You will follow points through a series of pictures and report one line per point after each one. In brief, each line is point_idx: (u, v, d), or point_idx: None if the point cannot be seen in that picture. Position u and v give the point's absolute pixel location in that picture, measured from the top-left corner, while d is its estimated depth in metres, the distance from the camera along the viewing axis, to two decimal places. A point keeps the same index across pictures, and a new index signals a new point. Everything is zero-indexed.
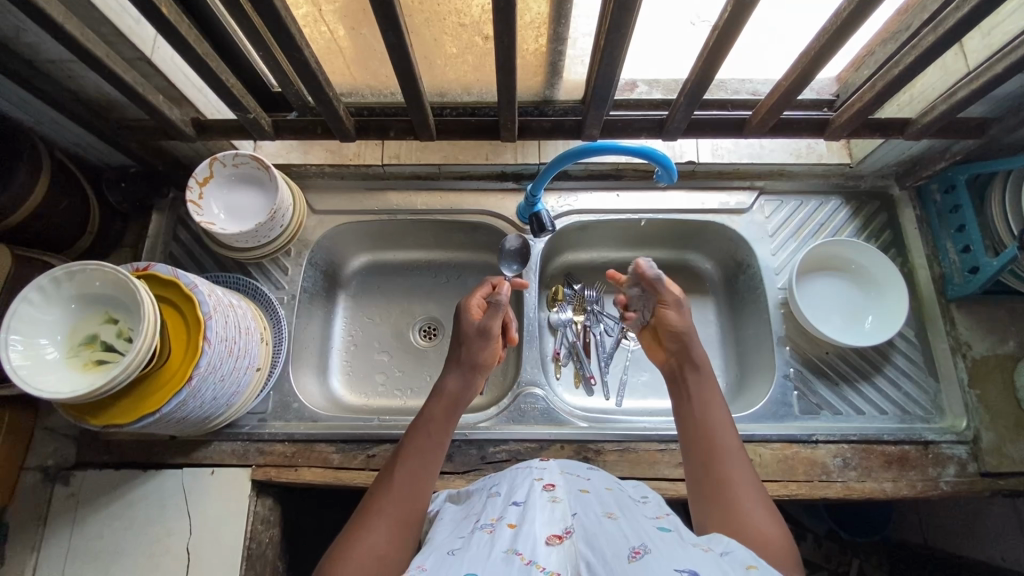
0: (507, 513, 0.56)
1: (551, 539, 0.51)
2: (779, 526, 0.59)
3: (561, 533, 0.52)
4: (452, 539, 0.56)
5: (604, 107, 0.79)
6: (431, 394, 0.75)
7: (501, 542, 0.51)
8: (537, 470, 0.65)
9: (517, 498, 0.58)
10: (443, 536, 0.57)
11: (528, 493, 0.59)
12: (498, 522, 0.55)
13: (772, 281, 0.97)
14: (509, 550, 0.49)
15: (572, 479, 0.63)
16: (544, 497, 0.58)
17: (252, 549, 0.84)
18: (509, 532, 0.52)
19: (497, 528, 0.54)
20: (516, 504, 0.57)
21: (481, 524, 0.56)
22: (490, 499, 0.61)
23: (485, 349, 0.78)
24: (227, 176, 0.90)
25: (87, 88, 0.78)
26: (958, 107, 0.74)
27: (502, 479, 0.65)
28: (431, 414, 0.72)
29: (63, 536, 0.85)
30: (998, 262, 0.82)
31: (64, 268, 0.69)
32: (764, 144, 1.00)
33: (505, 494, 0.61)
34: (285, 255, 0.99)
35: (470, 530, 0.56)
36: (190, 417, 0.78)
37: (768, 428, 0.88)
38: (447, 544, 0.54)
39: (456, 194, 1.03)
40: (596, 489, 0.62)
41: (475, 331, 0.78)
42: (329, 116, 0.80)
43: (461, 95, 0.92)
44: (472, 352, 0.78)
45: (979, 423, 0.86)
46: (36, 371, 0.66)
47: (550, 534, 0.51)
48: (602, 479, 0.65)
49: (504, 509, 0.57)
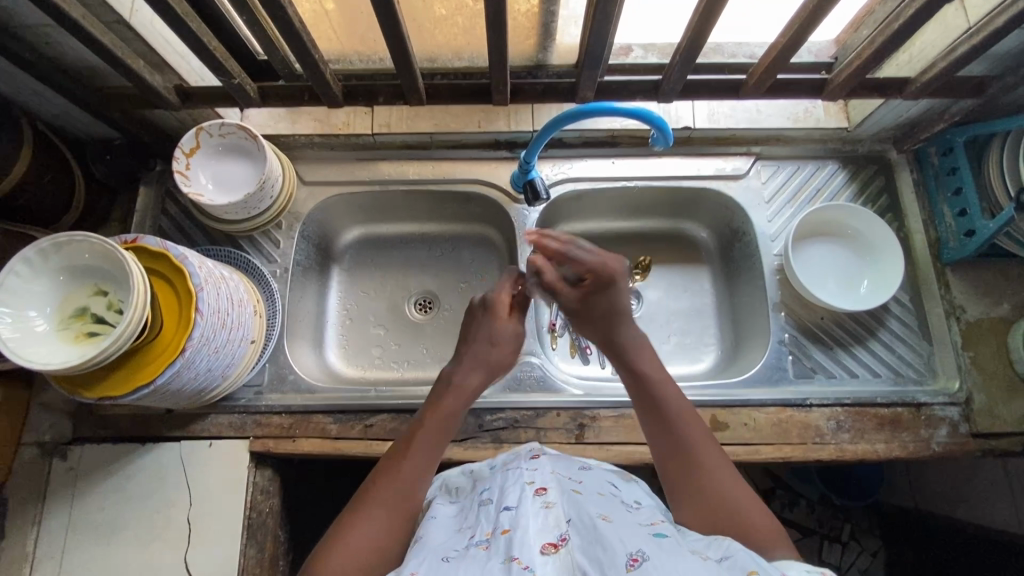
0: (501, 521, 0.58)
1: (546, 548, 0.53)
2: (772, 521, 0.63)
3: (557, 541, 0.54)
4: (448, 547, 0.58)
5: (598, 67, 0.77)
6: (448, 385, 0.75)
7: (497, 552, 0.53)
8: (528, 472, 0.66)
9: (509, 503, 0.60)
10: (438, 542, 0.59)
11: (520, 497, 0.61)
12: (493, 534, 0.57)
13: (768, 247, 0.97)
14: (506, 560, 0.52)
15: (563, 480, 0.66)
16: (537, 502, 0.60)
17: (253, 519, 0.85)
18: (504, 539, 0.55)
19: (491, 539, 0.56)
20: (509, 509, 0.59)
21: (476, 537, 0.58)
22: (484, 504, 0.63)
23: (512, 351, 0.81)
24: (214, 146, 0.88)
25: (65, 54, 0.75)
26: (958, 65, 0.73)
27: (494, 483, 0.66)
28: (451, 408, 0.72)
29: (64, 508, 0.85)
30: (994, 224, 0.82)
31: (50, 240, 0.67)
32: (761, 109, 0.98)
33: (498, 499, 0.62)
34: (276, 227, 0.98)
35: (466, 543, 0.58)
36: (185, 389, 0.78)
37: (763, 393, 0.89)
38: (443, 551, 0.57)
39: (449, 164, 1.01)
40: (588, 490, 0.64)
41: (508, 333, 0.80)
42: (316, 81, 0.78)
43: (452, 60, 0.89)
44: (504, 355, 0.80)
45: (971, 384, 0.87)
46: (25, 344, 0.65)
47: (545, 542, 0.54)
48: (594, 481, 0.67)
49: (497, 515, 0.59)
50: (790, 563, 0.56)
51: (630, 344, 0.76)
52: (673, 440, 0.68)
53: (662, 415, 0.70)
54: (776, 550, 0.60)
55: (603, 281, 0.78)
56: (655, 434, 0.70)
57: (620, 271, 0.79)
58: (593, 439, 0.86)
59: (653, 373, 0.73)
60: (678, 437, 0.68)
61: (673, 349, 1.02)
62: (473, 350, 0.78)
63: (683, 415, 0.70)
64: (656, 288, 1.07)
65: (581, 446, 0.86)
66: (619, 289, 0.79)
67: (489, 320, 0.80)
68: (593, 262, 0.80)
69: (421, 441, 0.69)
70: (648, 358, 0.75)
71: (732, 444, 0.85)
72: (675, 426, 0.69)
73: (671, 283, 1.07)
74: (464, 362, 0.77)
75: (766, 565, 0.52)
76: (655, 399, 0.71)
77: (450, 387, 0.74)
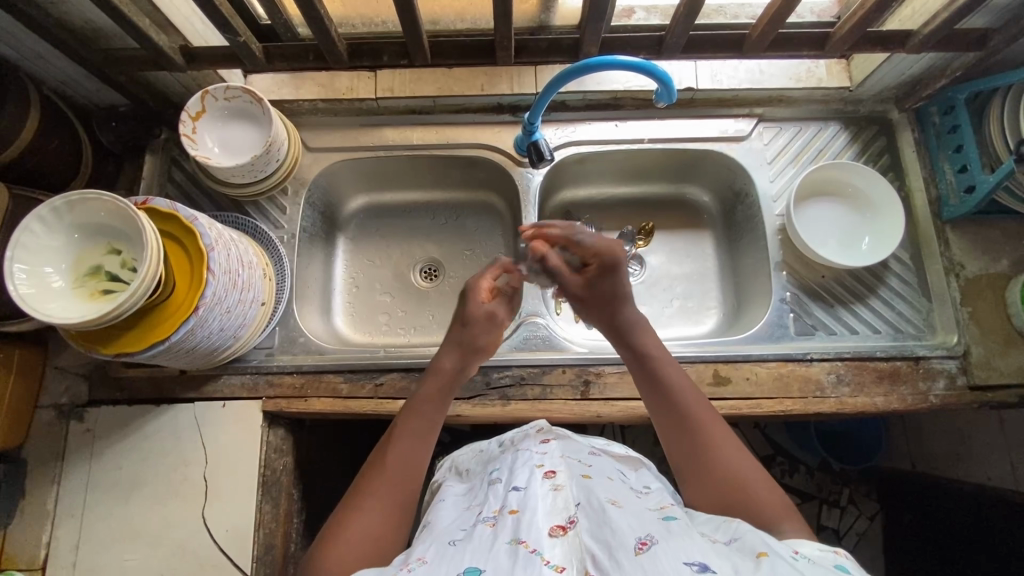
0: (508, 502, 0.61)
1: (554, 531, 0.55)
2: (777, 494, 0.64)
3: (565, 524, 0.55)
4: (455, 529, 0.62)
5: (601, 21, 0.77)
6: (428, 372, 0.77)
7: (504, 533, 0.55)
8: (538, 456, 0.69)
9: (517, 485, 0.63)
10: (447, 525, 0.63)
11: (528, 480, 0.64)
12: (500, 513, 0.59)
13: (770, 208, 0.98)
14: (513, 540, 0.53)
15: (573, 464, 0.68)
16: (546, 485, 0.62)
17: (267, 476, 0.87)
18: (512, 519, 0.57)
19: (499, 519, 0.58)
20: (516, 490, 0.62)
21: (483, 515, 0.61)
22: (493, 487, 0.66)
23: (489, 333, 0.80)
24: (220, 110, 0.89)
25: (72, 15, 0.76)
26: (960, 14, 0.73)
27: (503, 464, 0.71)
28: (431, 392, 0.75)
29: (82, 468, 0.87)
30: (994, 178, 0.83)
31: (64, 198, 0.68)
32: (763, 69, 0.98)
33: (506, 481, 0.66)
34: (282, 193, 0.99)
35: (473, 523, 0.61)
36: (199, 348, 0.80)
37: (765, 349, 0.90)
38: (451, 534, 0.60)
39: (452, 129, 1.02)
40: (597, 475, 0.66)
41: (482, 315, 0.80)
42: (321, 39, 0.78)
43: (455, 22, 0.89)
44: (480, 337, 0.79)
45: (969, 338, 0.89)
46: (42, 299, 0.67)
47: (553, 525, 0.55)
48: (603, 467, 0.69)
49: (505, 497, 0.62)
50: (802, 541, 0.56)
51: (630, 327, 0.78)
52: (673, 409, 0.71)
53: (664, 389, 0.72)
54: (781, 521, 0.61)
55: (606, 265, 0.79)
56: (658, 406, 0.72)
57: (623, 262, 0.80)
58: (598, 395, 0.88)
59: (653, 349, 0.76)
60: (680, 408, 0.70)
61: (676, 312, 1.04)
62: (457, 333, 0.79)
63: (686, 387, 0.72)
64: (658, 253, 1.08)
65: (587, 402, 0.88)
66: (620, 275, 0.80)
67: (463, 307, 0.81)
68: (598, 246, 0.80)
69: (409, 426, 0.71)
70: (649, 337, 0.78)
71: (733, 398, 0.87)
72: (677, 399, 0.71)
73: (673, 247, 1.09)
74: (440, 349, 0.79)
75: (777, 544, 0.52)
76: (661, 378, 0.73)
77: (429, 372, 0.77)
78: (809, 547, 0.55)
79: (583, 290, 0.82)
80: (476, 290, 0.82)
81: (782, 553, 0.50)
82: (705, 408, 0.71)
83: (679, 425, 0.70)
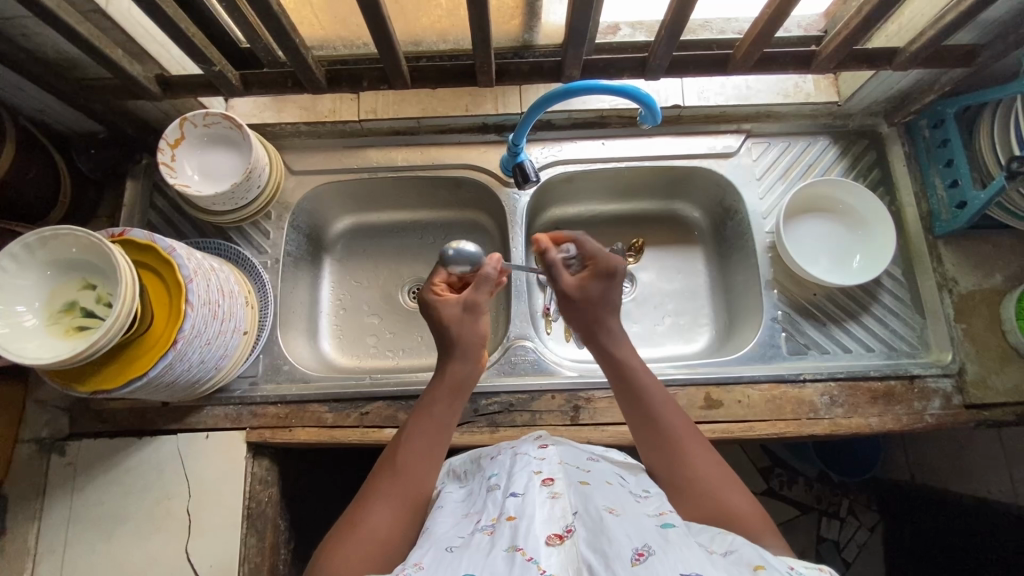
0: (506, 508, 0.57)
1: (551, 539, 0.52)
2: (755, 506, 0.63)
3: (562, 533, 0.53)
4: (453, 536, 0.58)
5: (582, 45, 0.76)
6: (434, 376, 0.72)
7: (501, 540, 0.52)
8: (535, 461, 0.66)
9: (515, 490, 0.60)
10: (442, 531, 0.59)
11: (526, 486, 0.60)
12: (497, 520, 0.56)
13: (760, 225, 0.97)
14: (510, 548, 0.51)
15: (572, 472, 0.65)
16: (544, 492, 0.59)
17: (252, 508, 0.86)
18: (509, 527, 0.54)
19: (496, 527, 0.55)
20: (514, 496, 0.59)
21: (481, 524, 0.58)
22: (490, 492, 0.63)
23: (474, 327, 0.73)
24: (200, 137, 0.87)
25: (45, 46, 0.75)
26: (946, 32, 0.72)
27: (501, 469, 0.67)
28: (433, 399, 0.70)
29: (64, 503, 0.86)
30: (985, 194, 0.81)
31: (36, 234, 0.67)
32: (751, 85, 0.97)
33: (504, 486, 0.62)
34: (266, 218, 0.97)
35: (471, 530, 0.57)
36: (179, 381, 0.78)
37: (757, 369, 0.89)
38: (447, 541, 0.56)
39: (437, 149, 1.01)
40: (596, 481, 0.63)
41: (462, 309, 0.73)
42: (299, 66, 0.77)
43: (437, 43, 0.88)
44: (465, 330, 0.72)
45: (964, 356, 0.87)
46: (14, 338, 0.65)
47: (550, 534, 0.53)
48: (603, 472, 0.67)
49: (503, 503, 0.59)
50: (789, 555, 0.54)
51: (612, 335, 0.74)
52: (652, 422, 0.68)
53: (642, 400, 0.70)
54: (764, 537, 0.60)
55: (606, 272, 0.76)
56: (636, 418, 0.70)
57: (620, 272, 0.76)
58: (589, 420, 0.87)
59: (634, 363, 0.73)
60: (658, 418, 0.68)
61: (668, 330, 1.02)
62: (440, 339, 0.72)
63: (664, 400, 0.70)
64: (648, 270, 1.07)
65: (576, 427, 0.86)
66: (616, 286, 0.76)
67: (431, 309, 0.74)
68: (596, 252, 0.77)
69: (418, 428, 0.68)
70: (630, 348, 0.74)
71: (726, 421, 0.85)
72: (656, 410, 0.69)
73: (664, 264, 1.07)
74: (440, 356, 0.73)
75: (771, 558, 0.51)
76: (640, 389, 0.70)
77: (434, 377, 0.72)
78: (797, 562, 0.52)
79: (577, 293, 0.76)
80: (429, 294, 0.75)
81: (779, 569, 0.49)
82: (683, 422, 0.69)
83: (654, 435, 0.68)
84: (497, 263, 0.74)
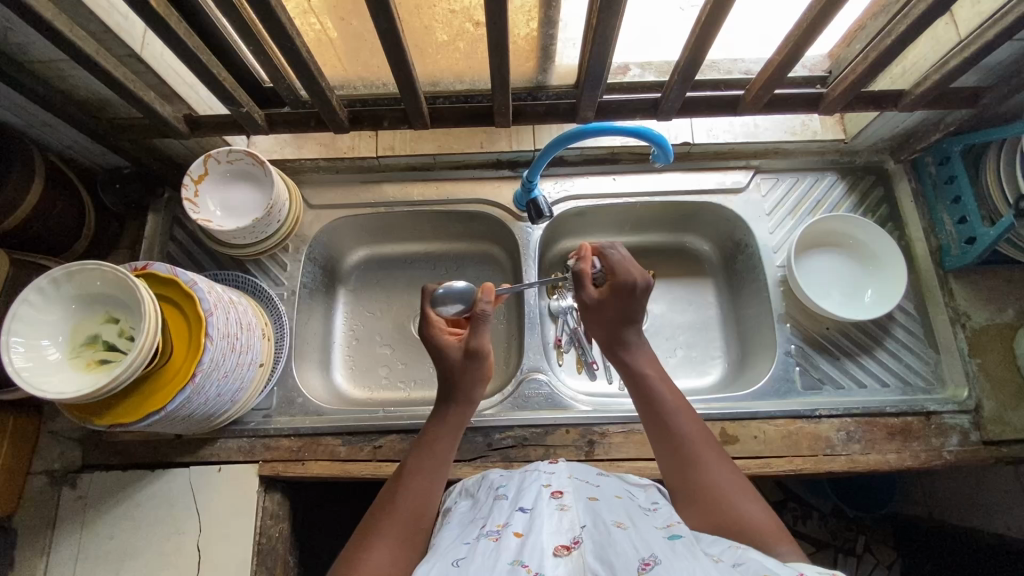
0: (513, 520, 0.57)
1: (559, 550, 0.52)
2: (768, 512, 0.61)
3: (569, 544, 0.52)
4: (458, 547, 0.57)
5: (597, 88, 0.79)
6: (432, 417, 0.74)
7: (508, 551, 0.52)
8: (545, 475, 0.65)
9: (524, 505, 0.59)
10: (449, 544, 0.58)
11: (535, 500, 0.60)
12: (504, 530, 0.56)
13: (771, 259, 0.98)
14: (515, 561, 0.50)
15: (581, 486, 0.64)
16: (552, 505, 0.58)
17: (263, 544, 0.85)
18: (516, 541, 0.53)
19: (502, 536, 0.55)
20: (522, 510, 0.58)
21: (487, 531, 0.57)
22: (498, 504, 0.63)
23: (473, 377, 0.73)
24: (222, 172, 0.89)
25: (80, 88, 0.78)
26: (950, 77, 0.74)
27: (510, 482, 0.67)
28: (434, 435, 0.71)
29: (73, 538, 0.85)
30: (994, 232, 0.82)
31: (64, 268, 0.68)
32: (758, 123, 1.00)
33: (512, 499, 0.62)
34: (283, 251, 0.99)
35: (476, 538, 0.57)
36: (195, 414, 0.78)
37: (771, 405, 0.89)
38: (453, 552, 0.55)
39: (452, 184, 1.03)
40: (605, 496, 0.63)
41: (463, 356, 0.73)
42: (323, 106, 0.80)
43: (454, 83, 0.91)
44: (463, 378, 0.73)
45: (980, 392, 0.87)
46: (39, 372, 0.66)
47: (557, 544, 0.52)
48: (611, 487, 0.66)
49: (510, 515, 0.58)
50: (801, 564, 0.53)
51: (630, 345, 0.76)
52: (672, 431, 0.68)
53: (656, 410, 0.70)
54: (779, 544, 0.58)
55: (627, 286, 0.77)
56: (653, 426, 0.70)
57: (641, 286, 0.77)
58: (604, 455, 0.86)
59: (652, 372, 0.74)
60: (672, 425, 0.69)
61: (680, 362, 1.02)
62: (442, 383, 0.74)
63: (676, 400, 0.71)
64: (659, 302, 1.07)
65: (591, 462, 0.86)
66: (636, 299, 0.77)
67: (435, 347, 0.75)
68: (621, 267, 0.78)
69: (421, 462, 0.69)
70: (650, 357, 0.76)
71: (743, 458, 0.85)
72: (671, 420, 0.69)
73: (675, 296, 1.08)
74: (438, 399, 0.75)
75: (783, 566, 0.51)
76: (652, 390, 0.72)
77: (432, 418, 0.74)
78: (809, 568, 0.52)
79: (595, 304, 0.79)
80: (436, 328, 0.76)
81: None
82: (698, 429, 0.69)
83: (669, 440, 0.68)
84: (491, 296, 0.74)
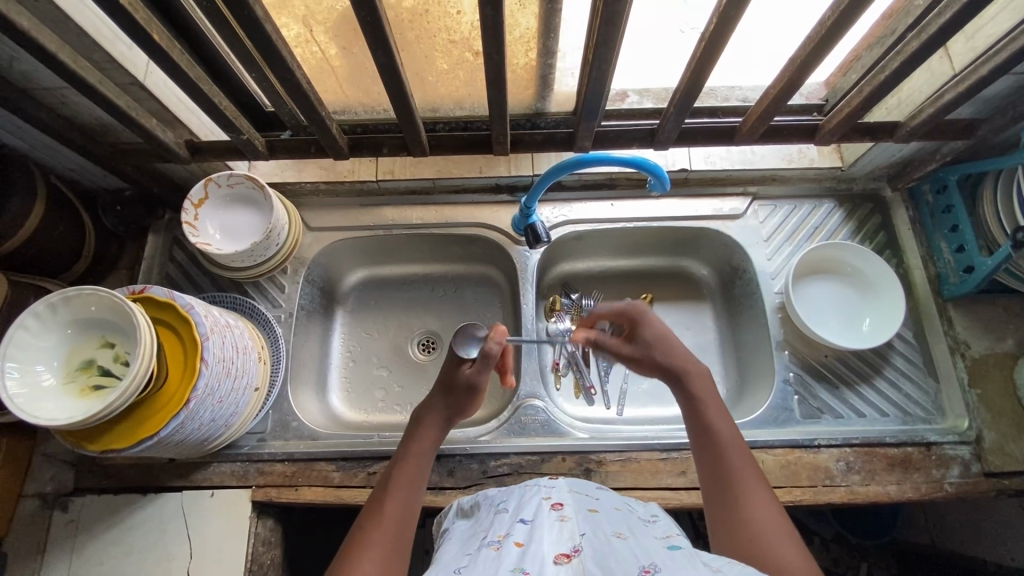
0: (514, 531, 0.56)
1: (559, 558, 0.50)
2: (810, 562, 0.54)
3: (569, 552, 0.51)
4: (457, 559, 0.56)
5: (595, 117, 0.79)
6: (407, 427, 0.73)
7: (508, 560, 0.50)
8: (545, 488, 0.65)
9: (524, 517, 0.58)
10: (449, 556, 0.57)
11: (535, 512, 0.59)
12: (505, 540, 0.55)
13: (769, 286, 0.98)
14: (515, 569, 0.49)
15: (580, 499, 0.63)
16: (552, 517, 0.57)
17: (253, 571, 0.84)
18: (517, 550, 0.52)
19: (502, 547, 0.53)
20: (523, 521, 0.57)
21: (488, 542, 0.57)
22: (498, 516, 0.62)
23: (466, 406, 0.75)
24: (222, 197, 0.90)
25: (83, 113, 0.79)
26: (945, 110, 0.75)
27: (510, 496, 0.66)
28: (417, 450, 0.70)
29: (62, 563, 0.84)
30: (992, 261, 0.82)
31: (61, 294, 0.69)
32: (755, 150, 1.01)
33: (513, 511, 0.61)
34: (282, 273, 0.99)
35: (477, 548, 0.56)
36: (189, 439, 0.78)
37: (770, 434, 0.88)
38: (454, 563, 0.55)
39: (451, 208, 1.04)
40: (604, 508, 0.62)
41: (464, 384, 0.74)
42: (322, 133, 0.80)
43: (453, 110, 0.92)
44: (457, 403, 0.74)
45: (981, 423, 0.86)
46: (33, 400, 0.66)
47: (557, 553, 0.51)
48: (611, 500, 0.65)
49: (511, 526, 0.57)
50: None
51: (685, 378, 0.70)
52: (717, 466, 0.63)
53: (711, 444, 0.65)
54: None
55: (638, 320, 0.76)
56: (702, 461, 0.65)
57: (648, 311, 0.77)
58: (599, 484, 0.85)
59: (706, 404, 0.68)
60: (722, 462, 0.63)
61: None
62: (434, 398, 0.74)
63: (733, 440, 0.64)
64: None
65: None
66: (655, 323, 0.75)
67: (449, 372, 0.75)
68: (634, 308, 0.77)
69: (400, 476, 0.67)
70: (706, 388, 0.69)
71: None
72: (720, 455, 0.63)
73: (673, 320, 1.08)
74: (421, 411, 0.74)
75: None
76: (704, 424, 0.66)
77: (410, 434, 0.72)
78: None
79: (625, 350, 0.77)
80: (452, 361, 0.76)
81: None
82: (746, 465, 0.62)
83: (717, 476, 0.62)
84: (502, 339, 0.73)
